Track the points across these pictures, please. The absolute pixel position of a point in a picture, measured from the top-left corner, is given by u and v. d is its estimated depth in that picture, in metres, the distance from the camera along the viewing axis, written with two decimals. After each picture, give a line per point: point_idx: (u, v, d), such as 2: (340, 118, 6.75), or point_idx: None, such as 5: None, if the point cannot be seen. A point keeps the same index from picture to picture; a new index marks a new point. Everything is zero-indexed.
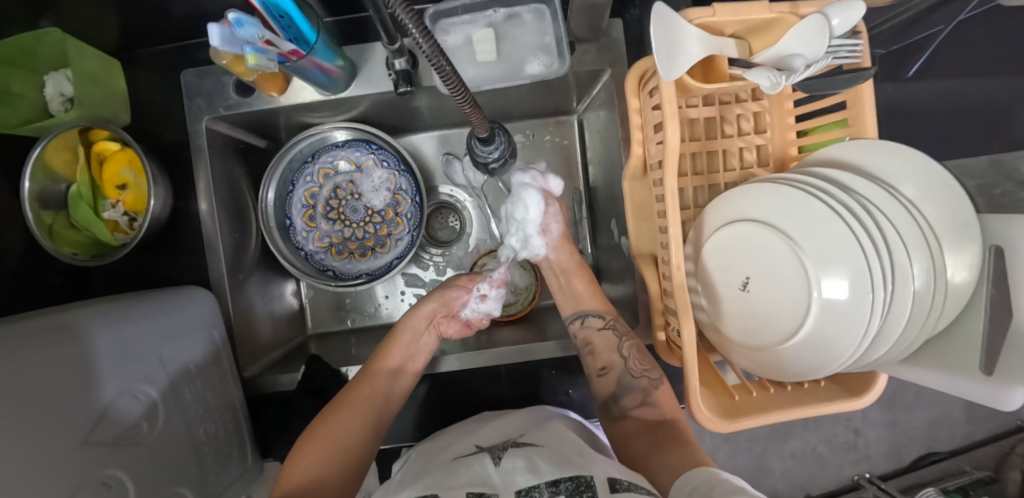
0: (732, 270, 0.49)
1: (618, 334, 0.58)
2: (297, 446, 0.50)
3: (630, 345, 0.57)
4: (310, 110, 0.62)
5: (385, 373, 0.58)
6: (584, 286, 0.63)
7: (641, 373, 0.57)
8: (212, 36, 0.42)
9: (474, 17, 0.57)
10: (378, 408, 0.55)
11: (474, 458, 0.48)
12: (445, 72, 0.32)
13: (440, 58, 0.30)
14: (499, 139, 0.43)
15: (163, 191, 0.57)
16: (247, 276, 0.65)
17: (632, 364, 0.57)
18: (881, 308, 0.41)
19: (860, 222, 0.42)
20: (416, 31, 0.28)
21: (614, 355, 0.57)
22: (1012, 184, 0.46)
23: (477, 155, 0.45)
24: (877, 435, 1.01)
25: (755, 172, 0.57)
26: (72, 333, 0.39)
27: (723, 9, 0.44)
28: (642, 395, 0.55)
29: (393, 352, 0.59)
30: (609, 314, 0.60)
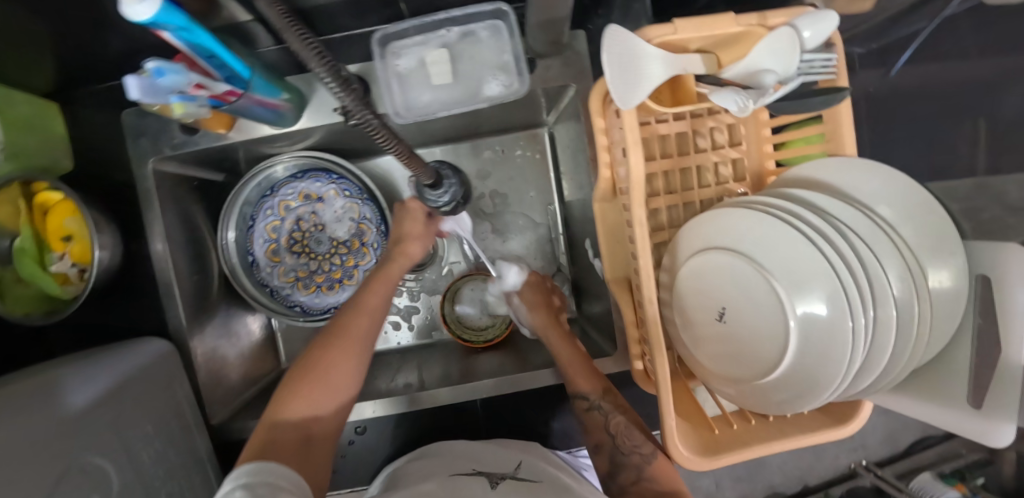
0: (707, 298, 0.46)
1: (604, 413, 0.52)
2: (281, 386, 0.46)
3: (618, 424, 0.51)
4: (267, 143, 0.59)
5: (376, 305, 0.52)
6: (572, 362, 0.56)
7: (632, 449, 0.50)
8: (130, 90, 0.37)
9: (426, 37, 0.53)
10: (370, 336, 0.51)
11: (472, 479, 0.47)
12: (371, 125, 0.30)
13: (364, 110, 0.29)
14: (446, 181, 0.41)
15: (109, 239, 0.53)
16: (211, 318, 0.62)
17: (621, 443, 0.51)
18: (862, 339, 0.38)
19: (834, 248, 0.40)
20: (331, 81, 0.26)
21: (603, 433, 0.53)
22: (1000, 208, 0.52)
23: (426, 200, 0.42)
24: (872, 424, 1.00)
25: (731, 187, 0.54)
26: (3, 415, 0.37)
27: (685, 26, 0.40)
28: (635, 472, 0.49)
29: (379, 289, 0.53)
30: (595, 393, 0.53)
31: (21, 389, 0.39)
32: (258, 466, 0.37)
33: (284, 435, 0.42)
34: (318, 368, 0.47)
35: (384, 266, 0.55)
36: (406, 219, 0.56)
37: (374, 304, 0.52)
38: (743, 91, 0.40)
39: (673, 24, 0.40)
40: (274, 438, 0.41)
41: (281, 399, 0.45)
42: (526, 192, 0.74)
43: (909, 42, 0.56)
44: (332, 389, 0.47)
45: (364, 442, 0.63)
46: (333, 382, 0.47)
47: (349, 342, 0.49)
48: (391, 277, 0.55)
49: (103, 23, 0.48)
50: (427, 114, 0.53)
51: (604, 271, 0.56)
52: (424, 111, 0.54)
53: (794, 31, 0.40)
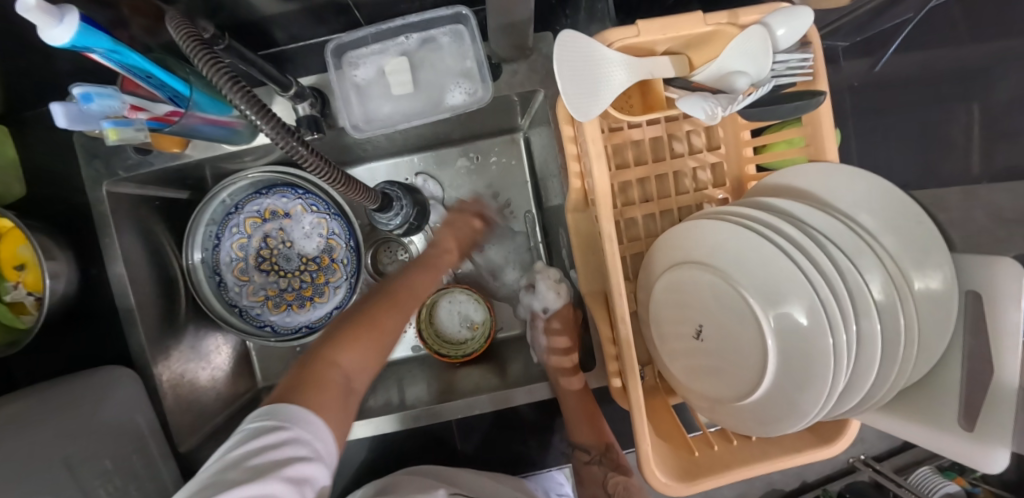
0: (684, 315, 0.44)
1: (603, 471, 0.60)
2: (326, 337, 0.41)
3: (615, 484, 0.60)
4: (228, 158, 0.57)
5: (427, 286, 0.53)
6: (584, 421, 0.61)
7: None
8: (54, 117, 0.36)
9: (384, 45, 0.50)
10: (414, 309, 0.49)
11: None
12: (299, 152, 0.29)
13: (289, 137, 0.28)
14: (398, 205, 0.48)
15: (64, 265, 0.52)
16: (179, 341, 0.60)
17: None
18: (844, 361, 0.36)
19: (814, 262, 0.37)
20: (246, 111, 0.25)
21: (599, 489, 0.61)
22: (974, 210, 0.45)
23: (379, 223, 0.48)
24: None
25: (710, 193, 0.51)
26: None
27: (648, 27, 0.37)
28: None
29: (428, 274, 0.54)
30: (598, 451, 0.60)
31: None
32: (282, 405, 0.31)
33: (333, 379, 0.37)
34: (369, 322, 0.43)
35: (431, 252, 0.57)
36: None
37: (426, 285, 0.53)
38: (712, 96, 0.37)
39: (636, 25, 0.38)
40: (323, 378, 0.36)
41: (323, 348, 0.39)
42: (504, 199, 0.72)
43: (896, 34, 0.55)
44: (382, 344, 0.43)
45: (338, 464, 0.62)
46: (381, 337, 0.44)
47: (400, 305, 0.48)
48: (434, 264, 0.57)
49: None
50: (388, 126, 0.50)
51: (579, 284, 0.54)
52: (386, 123, 0.51)
53: (766, 29, 0.36)
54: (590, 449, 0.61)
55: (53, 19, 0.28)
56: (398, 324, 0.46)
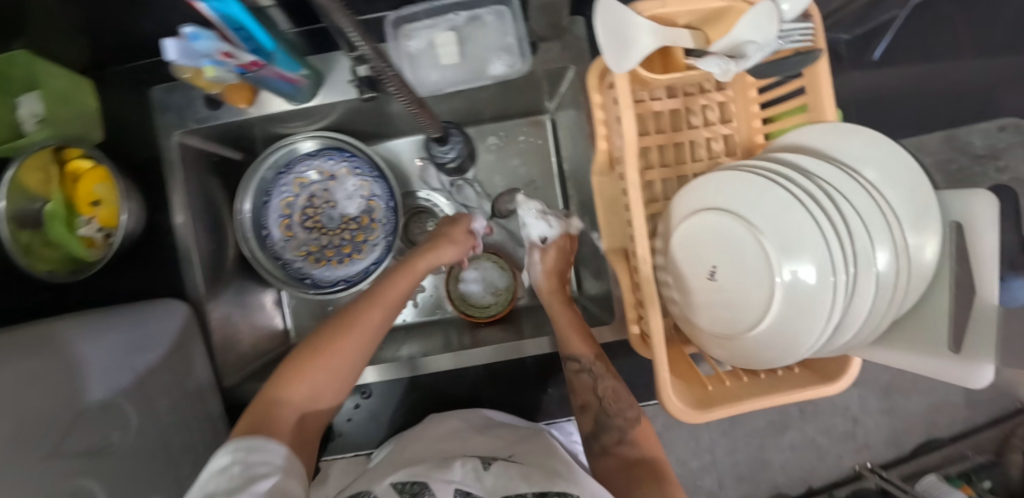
0: (700, 260, 0.49)
1: (594, 378, 0.55)
2: (283, 364, 0.47)
3: (606, 387, 0.54)
4: (282, 121, 0.63)
5: (384, 310, 0.52)
6: (571, 328, 0.58)
7: (616, 413, 0.54)
8: (168, 51, 0.41)
9: (435, 21, 0.57)
10: (374, 339, 0.50)
11: (462, 459, 0.47)
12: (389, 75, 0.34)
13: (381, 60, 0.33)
14: (453, 138, 0.56)
15: (136, 205, 0.57)
16: (228, 288, 0.65)
17: (607, 403, 0.54)
18: (843, 292, 0.41)
19: (820, 208, 0.42)
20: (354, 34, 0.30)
21: (590, 396, 0.55)
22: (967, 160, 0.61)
23: (438, 155, 0.58)
24: (876, 423, 1.00)
25: (723, 161, 0.57)
26: (54, 345, 0.42)
27: (672, 1, 0.44)
28: (619, 433, 0.53)
29: (402, 284, 0.55)
30: (587, 357, 0.56)
31: (34, 334, 0.42)
32: (256, 439, 0.37)
33: (284, 414, 0.43)
34: (319, 353, 0.47)
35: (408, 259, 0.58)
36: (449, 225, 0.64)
37: (392, 297, 0.53)
38: (725, 57, 0.44)
39: None
40: (271, 420, 0.41)
41: (281, 377, 0.45)
42: (530, 177, 0.77)
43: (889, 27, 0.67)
44: (332, 374, 0.47)
45: (363, 413, 0.65)
46: (331, 368, 0.47)
47: (346, 346, 0.48)
48: (414, 271, 0.58)
49: None
50: (434, 91, 0.57)
51: (602, 242, 0.59)
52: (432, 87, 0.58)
53: (773, 4, 0.42)
54: (580, 357, 0.56)
55: None
56: (364, 347, 0.50)
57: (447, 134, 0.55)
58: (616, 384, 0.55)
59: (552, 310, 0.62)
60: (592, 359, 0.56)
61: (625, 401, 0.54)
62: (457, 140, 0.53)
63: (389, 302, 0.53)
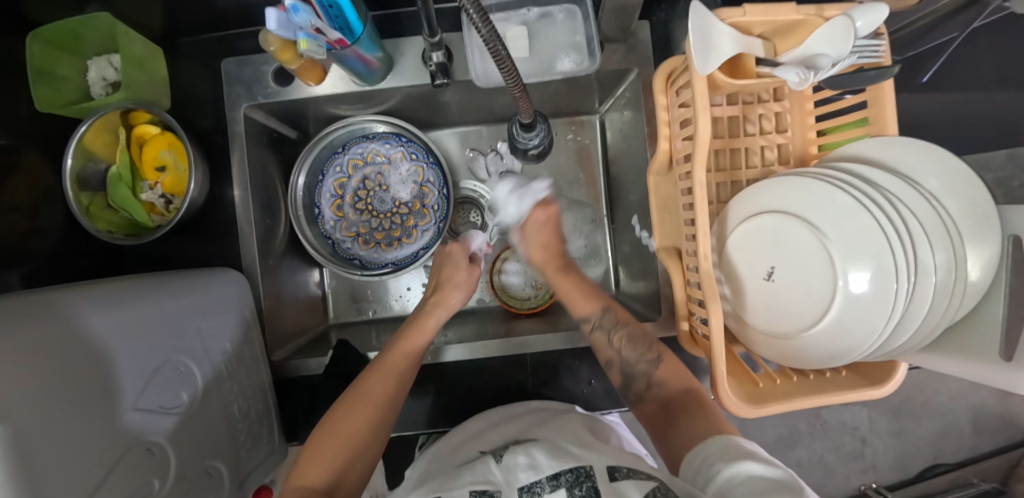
0: (758, 261, 0.51)
1: (607, 330, 0.58)
2: (310, 444, 0.48)
3: (620, 336, 0.57)
4: (342, 102, 0.63)
5: (396, 376, 0.54)
6: (574, 289, 0.65)
7: (638, 359, 0.55)
8: (270, 20, 0.45)
9: (508, 15, 0.59)
10: (387, 399, 0.52)
11: (475, 463, 0.44)
12: (500, 56, 0.35)
13: (497, 42, 0.34)
14: (540, 128, 0.53)
15: (201, 174, 0.58)
16: (278, 263, 0.65)
17: (627, 355, 0.56)
18: (903, 298, 0.42)
19: (885, 214, 0.44)
20: (476, 15, 0.31)
21: (609, 351, 0.57)
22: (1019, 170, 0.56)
23: (519, 141, 0.54)
24: (884, 445, 0.96)
25: (776, 169, 0.58)
26: (52, 314, 0.34)
27: (753, 10, 0.46)
28: (645, 379, 0.54)
29: (410, 345, 0.57)
30: (596, 314, 0.61)
31: (89, 293, 0.40)
32: None
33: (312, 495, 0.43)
34: (337, 427, 0.49)
35: (412, 319, 0.61)
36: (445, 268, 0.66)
37: (403, 363, 0.55)
38: (803, 67, 0.46)
39: (742, 8, 0.46)
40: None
41: (308, 457, 0.47)
42: (575, 175, 0.78)
43: (945, 48, 0.64)
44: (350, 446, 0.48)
45: (406, 396, 0.65)
46: (347, 441, 0.48)
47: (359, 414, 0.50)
48: (421, 331, 0.59)
49: None
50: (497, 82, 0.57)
51: (655, 240, 0.60)
52: (487, 71, 0.57)
53: (849, 19, 0.45)
54: (590, 315, 0.62)
55: None
56: (380, 413, 0.51)
57: (532, 125, 0.54)
58: (629, 331, 0.58)
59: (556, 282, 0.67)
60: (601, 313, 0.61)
61: (644, 345, 0.56)
62: (542, 128, 0.53)
63: (399, 366, 0.55)
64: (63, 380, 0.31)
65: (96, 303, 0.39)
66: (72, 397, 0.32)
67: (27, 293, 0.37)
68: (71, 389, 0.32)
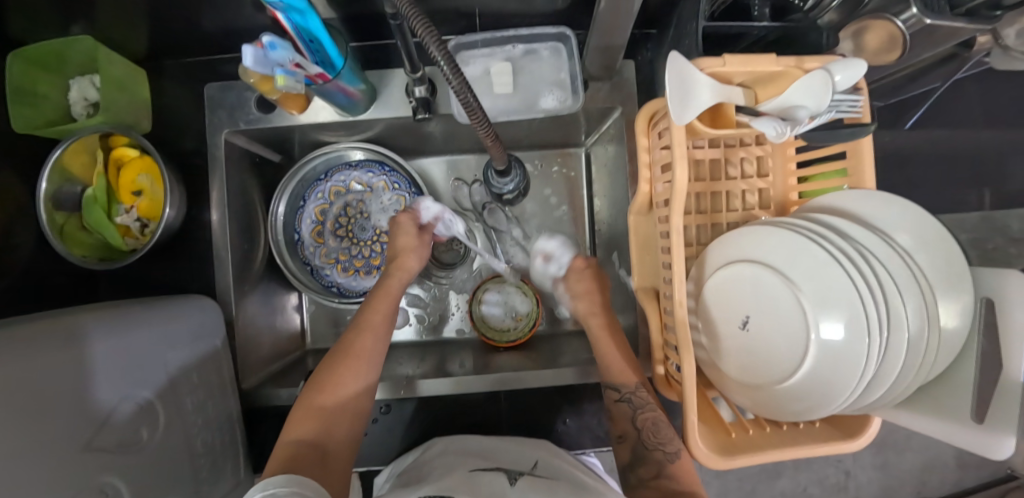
0: (732, 309, 0.51)
1: (633, 407, 0.54)
2: (298, 405, 0.48)
3: (645, 418, 0.53)
4: (325, 130, 0.62)
5: (374, 333, 0.53)
6: (609, 348, 0.58)
7: (655, 445, 0.52)
8: (246, 57, 0.43)
9: (492, 50, 0.59)
10: (374, 359, 0.51)
11: (491, 476, 0.45)
12: (470, 105, 0.35)
13: (467, 92, 0.34)
14: (513, 173, 0.53)
15: (177, 198, 0.58)
16: (254, 287, 0.65)
17: (646, 435, 0.52)
18: (877, 354, 0.42)
19: (857, 269, 0.44)
20: (445, 64, 0.32)
21: (629, 425, 0.54)
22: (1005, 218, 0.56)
23: (495, 186, 0.55)
24: (868, 477, 0.95)
25: (757, 213, 0.58)
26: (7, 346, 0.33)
27: (732, 60, 0.45)
28: (656, 467, 0.51)
29: (382, 306, 0.56)
30: (626, 386, 0.55)
31: (65, 322, 0.40)
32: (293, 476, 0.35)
33: (306, 453, 0.43)
34: (319, 387, 0.48)
35: (380, 283, 0.58)
36: (400, 234, 0.60)
37: (376, 322, 0.54)
38: (780, 120, 0.45)
39: (722, 57, 0.46)
40: (296, 455, 0.42)
41: (296, 415, 0.46)
42: (559, 206, 0.78)
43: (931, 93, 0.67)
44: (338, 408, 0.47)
45: (378, 430, 0.63)
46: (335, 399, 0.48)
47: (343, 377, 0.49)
48: (391, 294, 0.57)
49: (200, 8, 0.53)
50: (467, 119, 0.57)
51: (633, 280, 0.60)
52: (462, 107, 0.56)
53: (828, 74, 0.45)
54: (619, 386, 0.56)
55: None
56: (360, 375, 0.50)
57: (506, 169, 0.53)
58: (657, 414, 0.53)
59: (597, 340, 0.60)
60: (634, 389, 0.55)
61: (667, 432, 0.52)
62: (516, 173, 0.53)
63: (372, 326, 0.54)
64: (16, 422, 0.31)
65: (60, 334, 0.38)
66: (26, 439, 0.31)
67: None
68: (23, 430, 0.31)
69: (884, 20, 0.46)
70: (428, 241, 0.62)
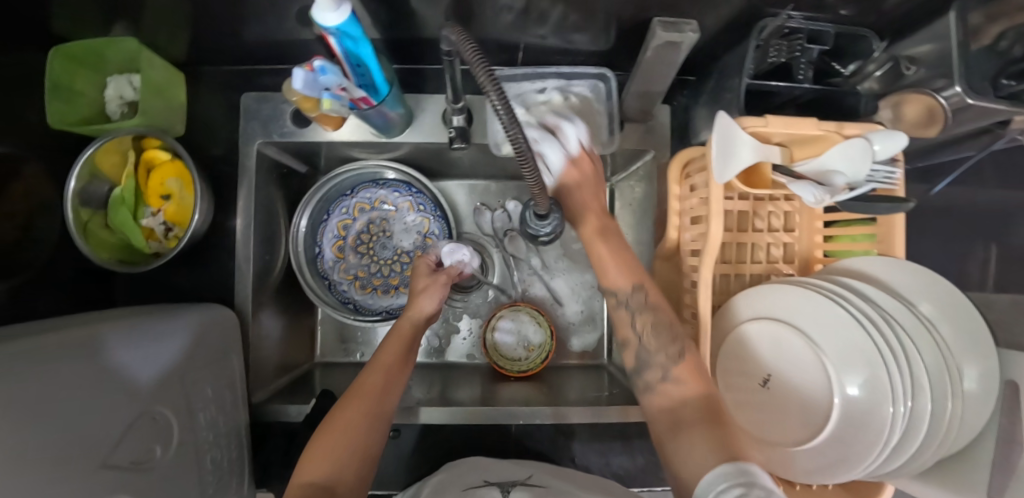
0: (753, 366, 0.51)
1: (631, 311, 0.47)
2: (312, 440, 0.44)
3: (644, 319, 0.46)
4: (357, 147, 0.62)
5: (385, 372, 0.49)
6: (607, 256, 0.50)
7: (657, 348, 0.44)
8: (297, 80, 0.44)
9: (531, 83, 0.58)
10: (388, 398, 0.47)
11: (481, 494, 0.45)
12: (518, 142, 0.34)
13: (517, 129, 0.33)
14: (553, 217, 0.56)
15: (205, 205, 0.58)
16: (271, 298, 0.64)
17: (646, 342, 0.45)
18: (900, 422, 0.41)
19: (882, 334, 0.44)
20: (494, 96, 0.31)
21: (628, 329, 0.47)
22: None
23: (532, 225, 0.58)
24: None
25: (781, 268, 0.58)
26: (37, 358, 0.33)
27: (775, 122, 0.46)
28: (658, 371, 0.43)
29: (391, 345, 0.52)
30: (625, 290, 0.48)
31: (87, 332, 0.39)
32: None
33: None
34: (331, 427, 0.44)
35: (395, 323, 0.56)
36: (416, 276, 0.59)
37: (388, 361, 0.50)
38: (820, 186, 0.46)
39: (765, 118, 0.46)
40: None
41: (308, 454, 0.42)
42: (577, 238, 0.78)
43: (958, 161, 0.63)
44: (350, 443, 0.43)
45: (384, 453, 0.63)
46: (351, 435, 0.43)
47: (353, 413, 0.45)
48: (404, 333, 0.54)
49: (248, 23, 0.53)
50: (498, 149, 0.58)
51: None
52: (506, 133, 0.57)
53: (867, 143, 0.45)
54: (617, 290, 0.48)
55: (334, 4, 0.36)
56: (367, 418, 0.44)
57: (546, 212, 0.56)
58: (658, 314, 0.46)
59: (592, 250, 0.52)
60: (631, 293, 0.47)
61: (671, 333, 0.44)
62: (554, 217, 0.56)
63: (388, 364, 0.50)
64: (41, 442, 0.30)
65: (85, 345, 0.37)
66: (49, 460, 0.30)
67: (16, 333, 0.36)
68: (49, 449, 0.31)
69: (920, 93, 0.46)
70: (444, 280, 0.58)
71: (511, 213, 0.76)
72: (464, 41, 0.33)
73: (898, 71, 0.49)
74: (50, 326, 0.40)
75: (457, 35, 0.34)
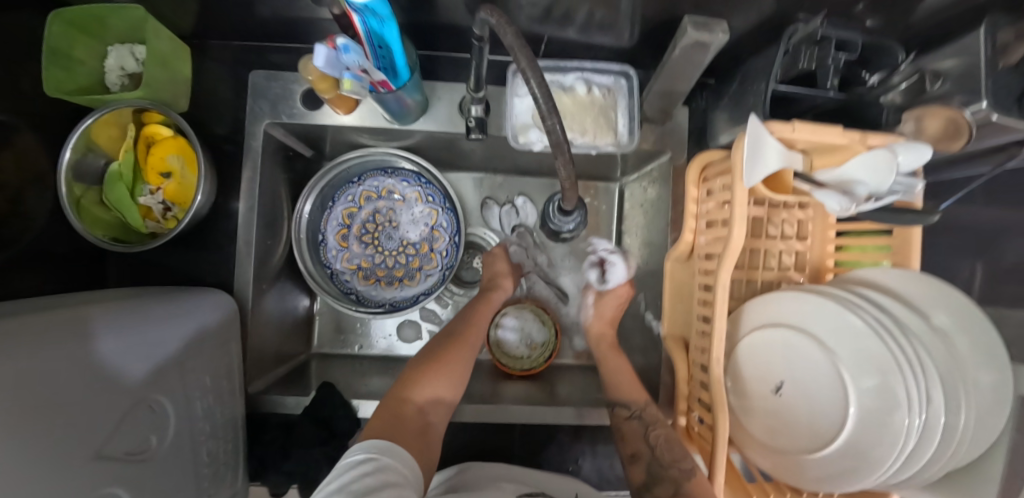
0: (766, 373, 0.51)
1: (645, 424, 0.55)
2: (406, 376, 0.52)
3: (658, 433, 0.53)
4: (367, 133, 0.61)
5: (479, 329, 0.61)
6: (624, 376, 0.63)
7: (671, 462, 0.49)
8: (319, 58, 0.42)
9: (551, 76, 0.56)
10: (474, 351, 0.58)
11: None
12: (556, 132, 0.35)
13: (554, 119, 0.34)
14: (577, 214, 0.57)
15: (208, 186, 0.55)
16: (271, 284, 0.62)
17: (660, 454, 0.51)
18: (914, 434, 0.41)
19: (898, 344, 0.42)
20: (538, 89, 0.32)
21: (641, 443, 0.54)
22: None
23: (557, 221, 0.58)
24: None
25: (792, 276, 0.59)
26: (29, 340, 0.31)
27: (802, 128, 0.45)
28: (671, 485, 0.47)
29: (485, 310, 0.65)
30: (637, 403, 0.58)
31: (80, 314, 0.37)
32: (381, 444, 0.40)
33: (414, 414, 0.47)
34: (438, 361, 0.54)
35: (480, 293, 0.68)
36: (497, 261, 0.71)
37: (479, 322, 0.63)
38: (844, 195, 0.45)
39: (791, 124, 0.46)
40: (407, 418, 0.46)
41: (402, 386, 0.50)
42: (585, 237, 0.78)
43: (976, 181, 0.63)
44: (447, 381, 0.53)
45: None
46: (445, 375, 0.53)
47: (455, 356, 0.56)
48: (492, 302, 0.66)
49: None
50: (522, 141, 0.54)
51: (664, 327, 0.59)
52: (531, 116, 0.54)
53: (893, 153, 0.45)
54: (630, 404, 0.59)
55: None
56: (465, 364, 0.56)
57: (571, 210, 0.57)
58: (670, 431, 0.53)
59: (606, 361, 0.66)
60: (643, 407, 0.57)
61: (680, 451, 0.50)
62: (578, 214, 0.57)
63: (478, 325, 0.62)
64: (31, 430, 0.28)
65: (79, 328, 0.35)
66: (39, 450, 0.28)
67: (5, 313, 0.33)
68: (41, 437, 0.29)
69: (944, 106, 0.45)
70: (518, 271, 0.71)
71: (519, 210, 0.75)
72: (503, 25, 0.32)
73: (921, 85, 0.48)
74: (41, 306, 0.37)
75: (495, 18, 0.33)
